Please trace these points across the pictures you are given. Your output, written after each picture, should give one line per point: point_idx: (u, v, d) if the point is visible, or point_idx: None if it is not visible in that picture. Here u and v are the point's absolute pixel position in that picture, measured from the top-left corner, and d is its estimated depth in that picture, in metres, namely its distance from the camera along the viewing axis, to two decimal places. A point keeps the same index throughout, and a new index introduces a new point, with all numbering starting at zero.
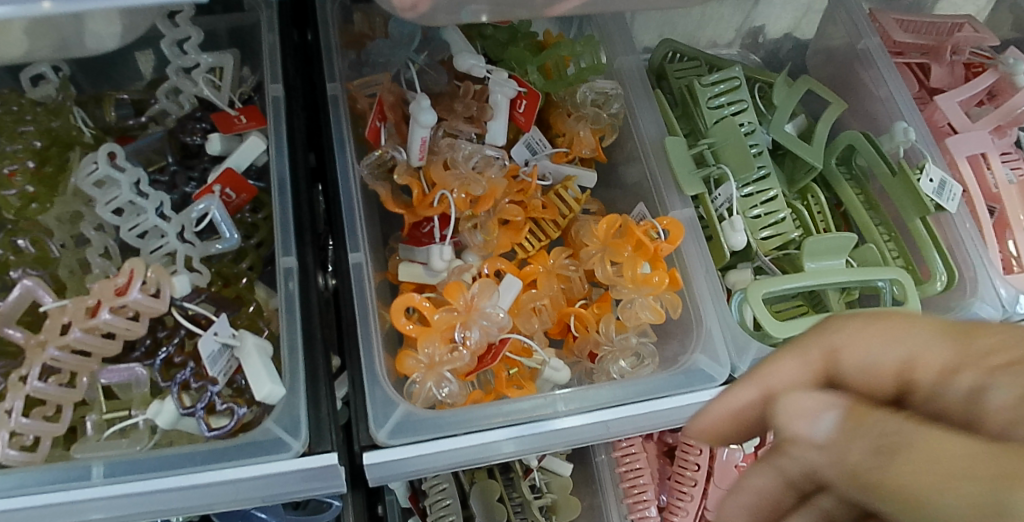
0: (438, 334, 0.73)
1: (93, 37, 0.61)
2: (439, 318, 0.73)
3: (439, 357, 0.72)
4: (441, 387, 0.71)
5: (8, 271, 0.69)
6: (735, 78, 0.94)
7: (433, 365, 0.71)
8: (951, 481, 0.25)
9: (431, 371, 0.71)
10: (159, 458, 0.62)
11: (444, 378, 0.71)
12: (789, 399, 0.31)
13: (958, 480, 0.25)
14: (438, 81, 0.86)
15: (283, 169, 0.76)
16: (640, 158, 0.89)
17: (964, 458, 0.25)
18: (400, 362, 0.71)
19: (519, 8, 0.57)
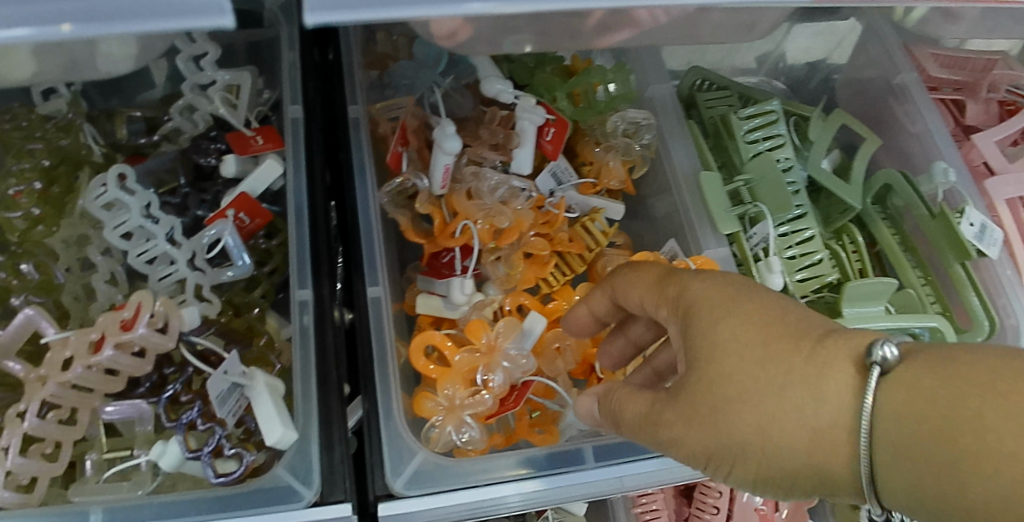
0: (457, 375, 0.68)
1: (106, 56, 0.58)
2: (459, 359, 0.69)
3: (461, 400, 0.67)
4: (464, 434, 0.66)
5: (11, 297, 0.66)
6: (773, 111, 0.92)
7: (453, 409, 0.67)
8: (635, 426, 0.50)
9: (450, 416, 0.67)
10: (160, 505, 0.58)
11: (463, 422, 0.66)
12: (582, 400, 0.58)
13: (639, 427, 0.49)
14: (463, 106, 0.83)
15: (301, 197, 0.73)
16: (671, 191, 0.86)
17: (638, 416, 0.49)
18: (417, 404, 0.67)
19: (564, 39, 0.54)
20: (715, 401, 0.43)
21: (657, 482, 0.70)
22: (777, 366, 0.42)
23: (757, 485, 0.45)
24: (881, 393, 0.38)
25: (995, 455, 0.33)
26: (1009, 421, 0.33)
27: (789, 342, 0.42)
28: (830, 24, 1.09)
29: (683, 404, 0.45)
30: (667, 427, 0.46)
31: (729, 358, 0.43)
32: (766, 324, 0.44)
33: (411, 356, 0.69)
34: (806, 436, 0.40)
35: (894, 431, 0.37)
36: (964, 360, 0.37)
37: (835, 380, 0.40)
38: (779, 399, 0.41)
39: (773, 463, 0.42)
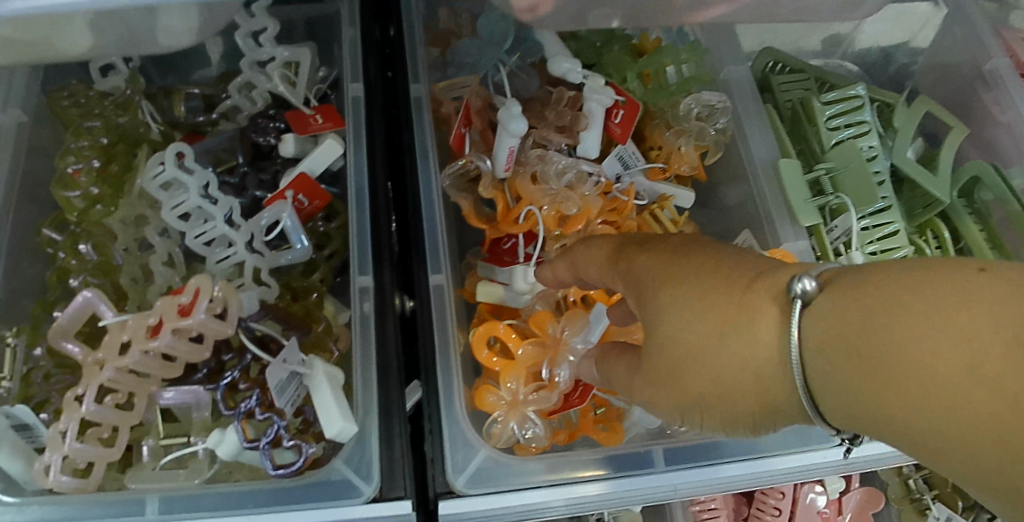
0: (521, 369, 0.65)
1: (167, 32, 0.56)
2: (525, 352, 0.65)
3: (524, 394, 0.64)
4: (525, 431, 0.63)
5: (70, 277, 0.65)
6: (858, 97, 0.86)
7: (515, 404, 0.63)
8: (622, 387, 0.52)
9: (514, 410, 0.63)
10: (219, 496, 0.58)
11: (525, 416, 0.63)
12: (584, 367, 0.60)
13: (625, 389, 0.51)
14: (528, 86, 0.78)
15: (361, 178, 0.70)
16: (745, 178, 0.81)
17: (622, 377, 0.52)
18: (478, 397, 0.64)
19: (655, 12, 0.49)
20: (676, 366, 0.44)
21: (730, 487, 0.65)
22: (718, 320, 0.41)
23: (727, 431, 0.45)
24: (805, 325, 0.38)
25: (908, 376, 0.33)
26: (921, 342, 0.32)
27: (722, 288, 0.41)
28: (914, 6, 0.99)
29: (651, 370, 0.46)
30: (646, 390, 0.47)
31: (672, 318, 0.43)
32: (701, 275, 0.42)
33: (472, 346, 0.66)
34: (751, 376, 0.41)
35: (821, 359, 0.37)
36: (880, 283, 0.35)
37: (768, 320, 0.40)
38: (723, 350, 0.41)
39: (734, 408, 0.43)
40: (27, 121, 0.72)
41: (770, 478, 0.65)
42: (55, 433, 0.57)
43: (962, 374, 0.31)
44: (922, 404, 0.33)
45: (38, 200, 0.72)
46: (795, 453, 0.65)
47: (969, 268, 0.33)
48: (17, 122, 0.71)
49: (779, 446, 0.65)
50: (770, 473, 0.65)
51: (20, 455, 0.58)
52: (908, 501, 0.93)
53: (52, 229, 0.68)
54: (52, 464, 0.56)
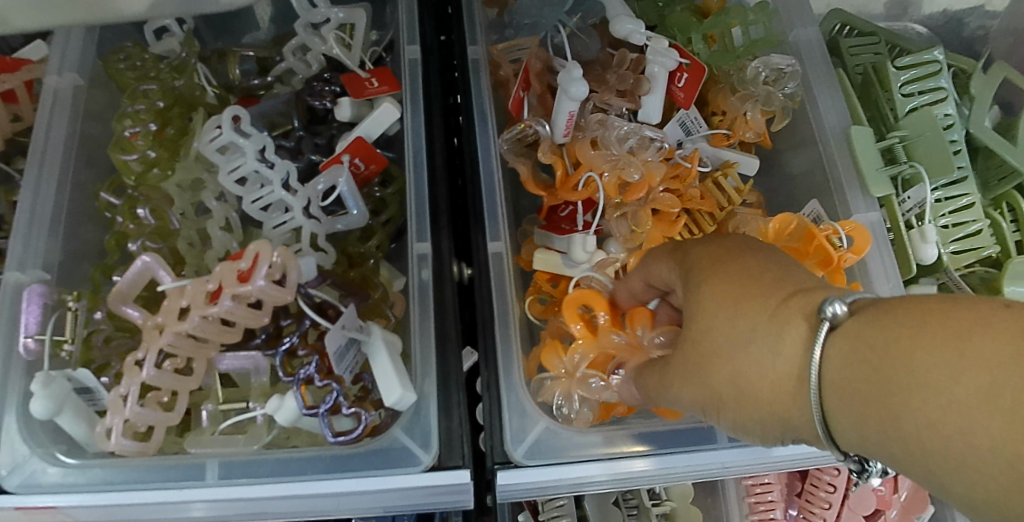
0: (594, 349, 0.61)
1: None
2: (610, 340, 0.59)
3: (586, 372, 0.60)
4: (563, 404, 0.60)
5: (127, 242, 0.65)
6: (934, 62, 0.81)
7: (572, 376, 0.60)
8: (647, 391, 0.51)
9: (569, 384, 0.60)
10: (276, 462, 0.57)
11: (574, 394, 0.60)
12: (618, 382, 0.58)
13: (650, 394, 0.50)
14: (588, 48, 0.75)
15: (419, 142, 0.68)
16: (814, 145, 0.77)
17: (646, 381, 0.51)
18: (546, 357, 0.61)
19: None
20: (700, 366, 0.42)
21: (791, 466, 0.63)
22: (745, 324, 0.40)
23: (742, 437, 0.44)
24: (829, 345, 0.36)
25: (925, 402, 0.31)
26: (941, 369, 0.30)
27: (758, 296, 0.40)
28: None
29: (675, 367, 0.45)
30: (668, 388, 0.47)
31: (704, 316, 0.42)
32: (740, 280, 0.41)
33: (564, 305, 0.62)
34: (766, 386, 0.39)
35: (838, 378, 0.35)
36: (907, 309, 0.33)
37: (796, 334, 0.38)
38: (745, 355, 0.40)
39: (746, 417, 0.41)
40: (83, 84, 0.71)
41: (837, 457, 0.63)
42: (116, 397, 0.57)
43: (978, 401, 0.29)
44: (935, 434, 0.31)
45: (96, 164, 0.72)
46: None
47: (995, 302, 0.31)
48: (74, 86, 0.71)
49: None
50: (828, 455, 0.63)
51: (83, 418, 0.58)
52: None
53: (109, 192, 0.68)
54: (113, 427, 0.56)
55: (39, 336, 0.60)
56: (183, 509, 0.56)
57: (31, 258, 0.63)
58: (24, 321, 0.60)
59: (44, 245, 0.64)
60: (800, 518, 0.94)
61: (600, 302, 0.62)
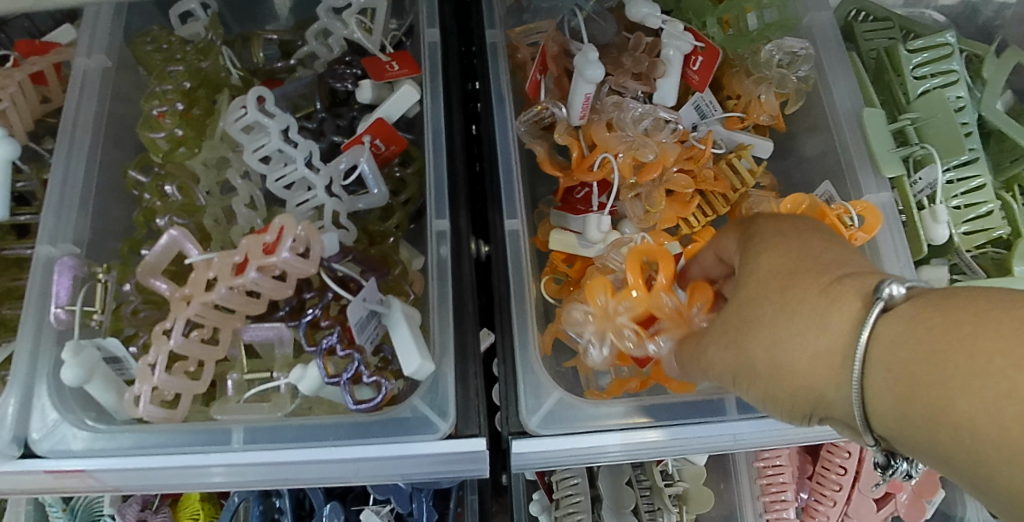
0: (643, 304, 0.59)
1: None
2: (662, 303, 0.58)
3: (623, 319, 0.59)
4: (591, 343, 0.61)
5: (156, 218, 0.67)
6: (947, 45, 0.81)
7: (607, 316, 0.60)
8: (688, 364, 0.51)
9: (602, 321, 0.60)
10: (301, 427, 0.59)
11: (604, 342, 0.60)
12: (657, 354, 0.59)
13: (691, 366, 0.51)
14: (605, 32, 0.76)
15: (439, 123, 0.70)
16: (827, 129, 0.78)
17: (687, 353, 0.51)
18: (592, 290, 0.61)
19: None
20: (743, 331, 0.43)
21: (800, 441, 0.64)
22: (796, 294, 0.40)
23: (770, 410, 0.44)
24: (880, 324, 0.36)
25: (979, 383, 0.30)
26: (1005, 353, 0.30)
27: (812, 273, 0.41)
28: None
29: (717, 331, 0.46)
30: (706, 351, 0.48)
31: (756, 284, 0.43)
32: (798, 255, 0.42)
33: (636, 247, 0.60)
34: (806, 361, 0.39)
35: (884, 357, 0.35)
36: (963, 300, 0.33)
37: (846, 312, 0.38)
38: (789, 326, 0.40)
39: (778, 389, 0.42)
40: (112, 66, 0.73)
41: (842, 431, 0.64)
42: (145, 366, 0.59)
43: None
44: (948, 416, 0.31)
45: (124, 144, 0.74)
46: None
47: None
48: (103, 67, 0.73)
49: None
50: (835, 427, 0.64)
51: (112, 386, 0.60)
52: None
53: (138, 171, 0.70)
54: (142, 394, 0.58)
55: (70, 307, 0.62)
56: (205, 473, 0.58)
57: (62, 233, 0.65)
58: (56, 292, 0.62)
59: (74, 221, 0.66)
60: (811, 500, 0.96)
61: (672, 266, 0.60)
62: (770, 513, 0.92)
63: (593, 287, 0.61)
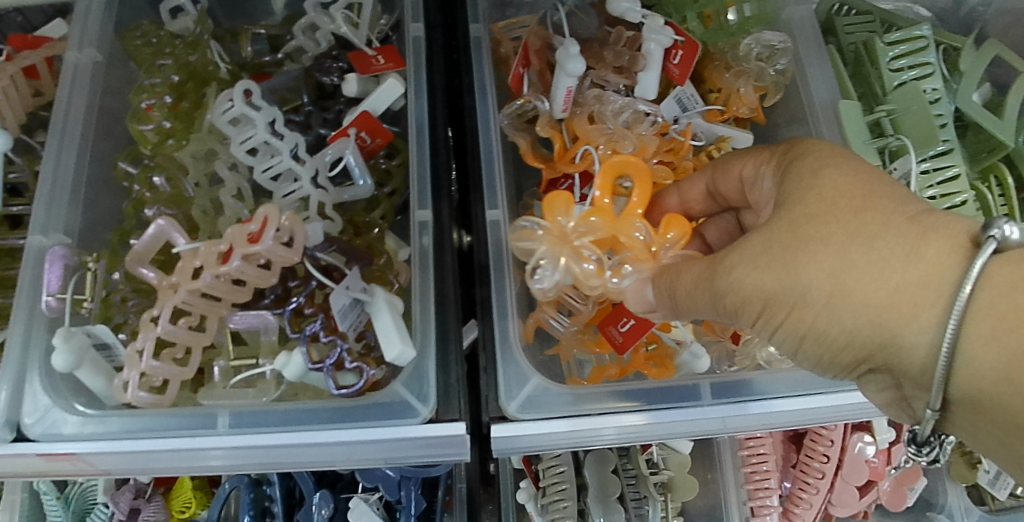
0: (609, 228, 0.56)
1: None
2: (630, 232, 0.56)
3: (583, 241, 0.55)
4: (542, 265, 0.55)
5: (145, 208, 0.68)
6: (922, 37, 0.83)
7: (565, 237, 0.55)
8: (688, 301, 0.49)
9: (557, 242, 0.55)
10: (284, 412, 0.61)
11: (559, 265, 0.55)
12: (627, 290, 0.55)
13: (697, 302, 0.49)
14: (587, 26, 0.78)
15: (422, 116, 0.71)
16: (804, 121, 0.79)
17: (689, 286, 0.49)
18: (547, 206, 0.56)
19: None
20: (793, 248, 0.44)
21: (774, 425, 0.66)
22: (872, 219, 0.42)
23: (805, 338, 0.45)
24: (988, 264, 0.38)
25: None
26: None
27: (888, 203, 0.43)
28: None
29: (754, 246, 0.46)
30: (733, 277, 0.46)
31: (820, 204, 0.45)
32: (865, 184, 0.45)
33: (613, 160, 0.57)
34: (885, 292, 0.40)
35: (992, 298, 0.37)
36: None
37: (935, 246, 0.40)
38: (868, 251, 0.41)
39: (832, 318, 0.43)
40: (102, 59, 0.75)
41: (813, 417, 0.66)
42: (133, 353, 0.60)
43: None
44: None
45: (114, 137, 0.75)
46: (837, 392, 0.66)
47: None
48: (93, 61, 0.74)
49: (822, 384, 0.66)
50: (812, 409, 0.66)
51: (101, 372, 0.62)
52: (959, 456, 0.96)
53: (128, 162, 0.72)
54: (130, 381, 0.60)
55: (61, 295, 0.63)
56: (200, 457, 0.59)
57: (53, 223, 0.67)
58: (47, 280, 0.63)
59: (65, 212, 0.68)
60: (794, 488, 0.97)
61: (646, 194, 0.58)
62: (753, 501, 0.93)
63: (548, 202, 0.56)
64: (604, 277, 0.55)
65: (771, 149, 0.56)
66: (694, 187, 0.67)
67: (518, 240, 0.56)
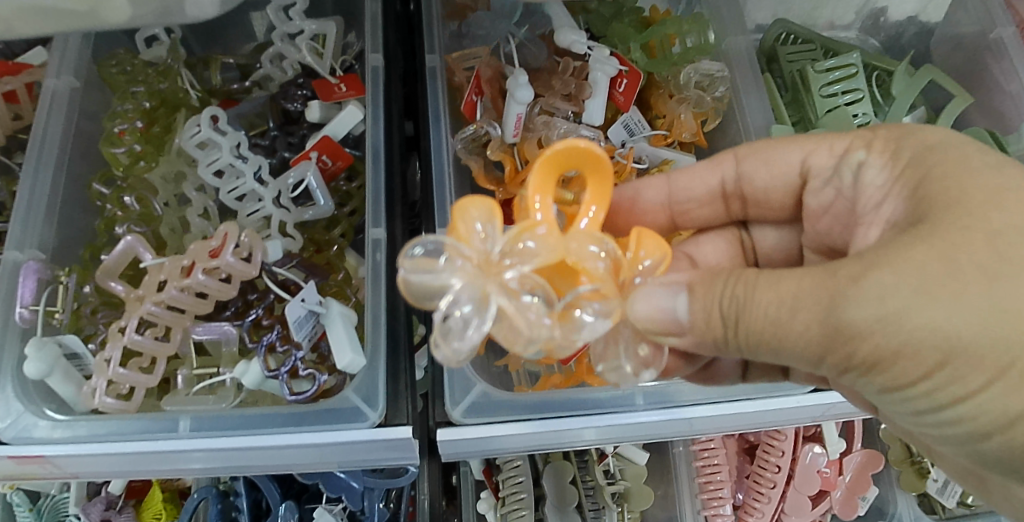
0: (557, 247, 0.45)
1: (194, 5, 0.54)
2: (583, 247, 0.46)
3: (514, 272, 0.43)
4: (462, 313, 0.41)
5: (116, 225, 0.73)
6: (853, 64, 0.90)
7: (489, 266, 0.43)
8: (790, 322, 0.41)
9: (479, 273, 0.42)
10: (241, 417, 0.64)
11: (487, 308, 0.42)
12: (647, 295, 0.45)
13: (811, 327, 0.41)
14: (537, 57, 0.83)
15: (378, 140, 0.75)
16: (742, 145, 0.84)
17: (791, 303, 0.41)
18: (459, 213, 0.45)
19: None
20: (984, 270, 0.40)
21: (708, 428, 0.71)
22: None
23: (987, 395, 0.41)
24: None
25: None
26: None
27: None
28: None
29: (922, 257, 0.40)
30: (857, 310, 0.39)
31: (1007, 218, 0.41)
32: None
33: (552, 149, 0.47)
34: None
35: None
36: None
37: None
38: None
39: None
40: (79, 86, 0.79)
41: (743, 421, 0.71)
42: (101, 361, 0.65)
43: None
44: None
45: (89, 158, 0.80)
46: (765, 398, 0.71)
47: None
48: (71, 87, 0.78)
49: (751, 391, 0.71)
50: (743, 413, 0.70)
51: (72, 379, 0.65)
52: (909, 464, 0.99)
53: (101, 184, 0.76)
54: (99, 387, 0.64)
55: (34, 307, 0.67)
56: (167, 460, 0.63)
57: (29, 239, 0.71)
58: (20, 293, 0.67)
59: (40, 229, 0.72)
60: (747, 499, 0.97)
61: (599, 193, 0.51)
62: (707, 510, 0.94)
63: (461, 209, 0.45)
64: (554, 319, 0.44)
65: (863, 137, 0.54)
66: (709, 183, 0.64)
67: (417, 273, 0.42)
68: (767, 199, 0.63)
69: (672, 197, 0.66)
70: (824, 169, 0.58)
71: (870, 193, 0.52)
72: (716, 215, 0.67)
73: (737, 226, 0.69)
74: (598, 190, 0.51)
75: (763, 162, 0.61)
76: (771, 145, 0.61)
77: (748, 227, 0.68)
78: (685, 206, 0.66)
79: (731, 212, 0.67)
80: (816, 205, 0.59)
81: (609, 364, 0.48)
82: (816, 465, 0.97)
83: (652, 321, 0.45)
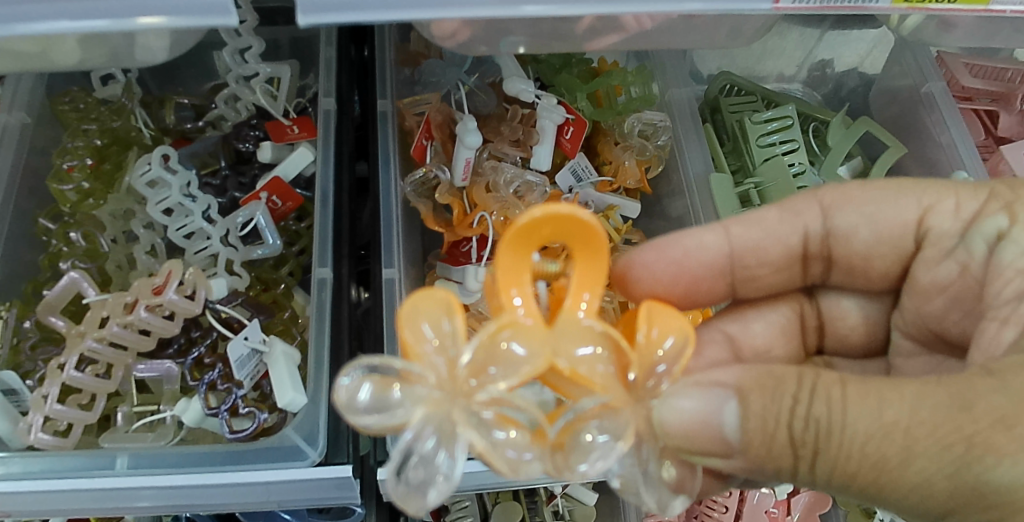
0: (543, 351, 0.41)
1: (145, 52, 0.56)
2: (576, 349, 0.41)
3: (487, 393, 0.39)
4: (424, 451, 0.38)
5: (60, 261, 0.73)
6: (789, 116, 0.94)
7: (459, 388, 0.39)
8: (916, 468, 0.38)
9: (446, 398, 0.39)
10: (180, 455, 0.63)
11: (458, 445, 0.38)
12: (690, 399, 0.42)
13: (940, 481, 0.38)
14: (486, 104, 0.87)
15: (327, 183, 0.77)
16: (683, 192, 0.88)
17: (901, 451, 0.38)
18: (406, 317, 0.41)
19: (558, 41, 0.59)
20: None
21: None
22: None
23: None
24: None
25: None
26: None
27: None
28: (860, 32, 1.04)
29: None
30: (1006, 473, 0.37)
31: None
32: None
33: (517, 222, 0.42)
34: None
35: None
36: None
37: None
38: None
39: None
40: (30, 122, 0.79)
41: None
42: (39, 397, 0.64)
43: None
44: None
45: (37, 194, 0.80)
46: None
47: None
48: (22, 123, 0.78)
49: None
50: None
51: (6, 415, 0.64)
52: (854, 503, 0.98)
53: (47, 219, 0.76)
54: (35, 423, 0.63)
55: None
56: (102, 500, 0.62)
57: None
58: None
59: None
60: None
61: (591, 272, 0.45)
62: None
63: (410, 311, 0.41)
64: (547, 449, 0.40)
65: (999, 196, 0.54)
66: (788, 242, 0.61)
67: (367, 409, 0.40)
68: (867, 266, 0.61)
69: (736, 255, 0.61)
70: (948, 234, 0.56)
71: (1010, 274, 0.51)
72: (789, 280, 0.65)
73: (802, 299, 0.67)
74: (591, 268, 0.45)
75: (866, 219, 0.58)
76: (872, 196, 0.59)
77: (819, 297, 0.67)
78: (758, 270, 0.63)
79: (807, 276, 0.64)
80: (932, 282, 0.57)
81: (628, 487, 0.41)
82: (763, 506, 0.96)
83: (696, 435, 0.41)
